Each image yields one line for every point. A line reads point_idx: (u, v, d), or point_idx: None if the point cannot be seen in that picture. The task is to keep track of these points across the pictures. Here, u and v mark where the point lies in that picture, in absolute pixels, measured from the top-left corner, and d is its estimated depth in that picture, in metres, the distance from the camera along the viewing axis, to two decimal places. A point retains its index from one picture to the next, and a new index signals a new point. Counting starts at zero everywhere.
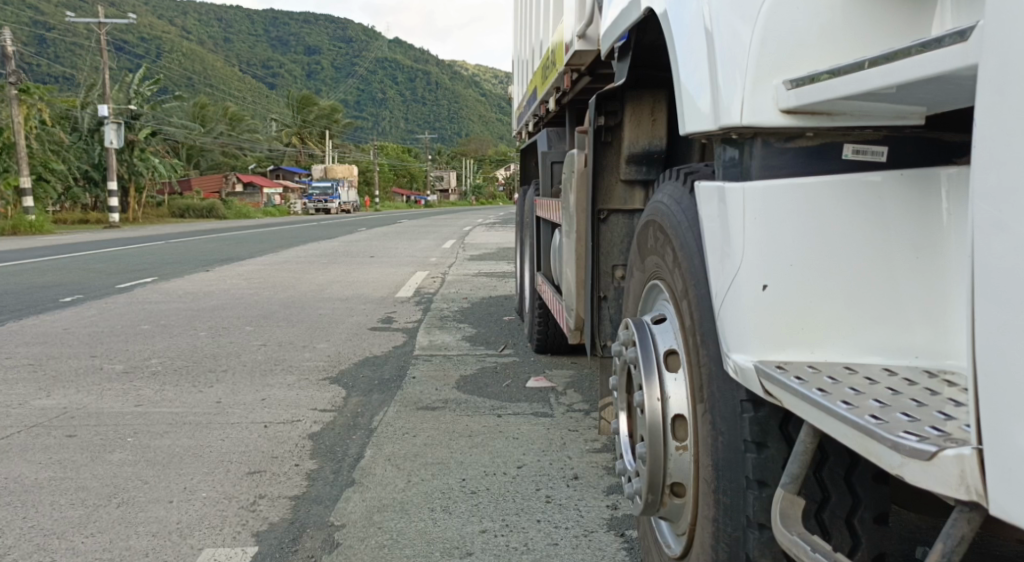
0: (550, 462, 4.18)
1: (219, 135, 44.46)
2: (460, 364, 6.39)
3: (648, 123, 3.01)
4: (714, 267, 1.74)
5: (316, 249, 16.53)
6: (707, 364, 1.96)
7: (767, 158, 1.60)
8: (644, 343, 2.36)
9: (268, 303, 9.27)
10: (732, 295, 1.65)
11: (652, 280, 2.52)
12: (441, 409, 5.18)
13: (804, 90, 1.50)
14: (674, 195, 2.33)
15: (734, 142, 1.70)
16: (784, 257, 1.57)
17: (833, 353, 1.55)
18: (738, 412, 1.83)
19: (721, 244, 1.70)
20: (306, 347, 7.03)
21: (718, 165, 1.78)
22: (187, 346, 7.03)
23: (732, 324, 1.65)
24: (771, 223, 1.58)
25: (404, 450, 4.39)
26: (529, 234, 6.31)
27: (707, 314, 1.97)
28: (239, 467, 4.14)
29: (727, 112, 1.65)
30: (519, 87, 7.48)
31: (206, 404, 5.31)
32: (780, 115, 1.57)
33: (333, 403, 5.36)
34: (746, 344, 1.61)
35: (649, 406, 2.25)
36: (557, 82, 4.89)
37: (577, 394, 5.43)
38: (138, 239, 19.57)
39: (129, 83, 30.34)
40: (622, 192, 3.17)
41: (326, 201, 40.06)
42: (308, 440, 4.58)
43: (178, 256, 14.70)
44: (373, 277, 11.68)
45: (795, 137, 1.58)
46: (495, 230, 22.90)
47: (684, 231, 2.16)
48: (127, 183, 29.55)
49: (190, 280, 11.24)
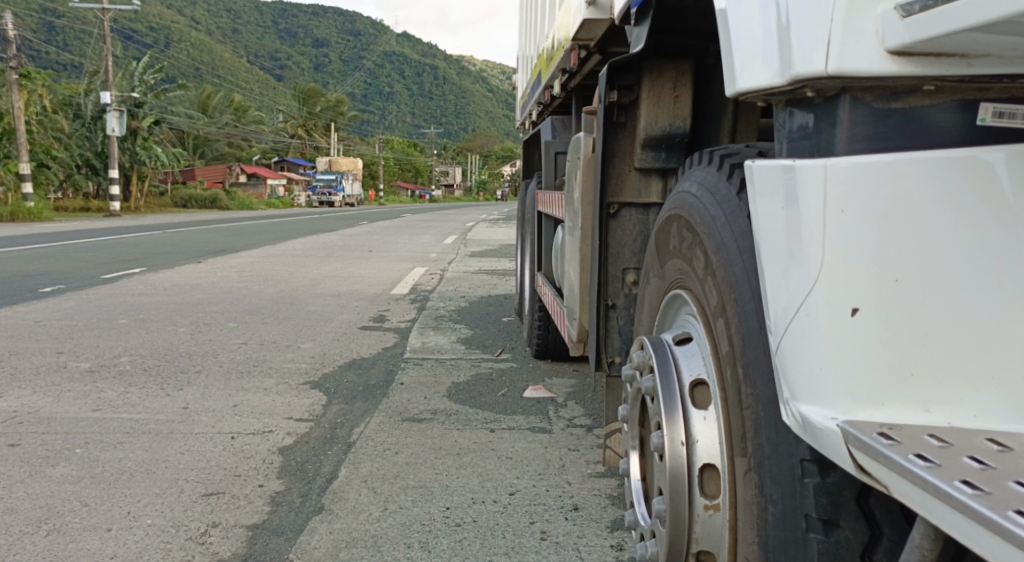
0: (546, 488, 3.69)
1: (223, 126, 44.01)
2: (453, 369, 5.90)
3: (670, 100, 2.53)
4: (771, 272, 1.24)
5: (316, 241, 16.05)
6: (753, 408, 1.48)
7: (858, 125, 1.10)
8: (664, 368, 1.87)
9: (256, 298, 8.77)
10: (802, 318, 1.15)
11: (675, 289, 2.03)
12: (428, 421, 4.69)
13: (927, 17, 0.98)
14: (707, 184, 1.83)
15: (807, 104, 1.19)
16: (887, 270, 1.07)
17: (957, 414, 1.06)
18: (796, 476, 1.38)
19: (786, 245, 1.19)
20: (289, 347, 6.53)
21: (779, 136, 1.28)
22: (162, 343, 6.53)
23: (801, 363, 1.15)
24: (868, 219, 1.07)
25: (384, 470, 3.90)
26: (530, 231, 5.82)
27: (756, 342, 1.49)
28: (195, 487, 3.65)
29: (801, 56, 1.13)
30: (523, 75, 6.99)
31: (172, 409, 4.82)
32: (884, 59, 1.05)
33: (312, 411, 4.87)
34: (823, 393, 1.11)
35: (671, 453, 1.76)
36: (564, 63, 4.41)
37: (579, 408, 4.95)
38: (133, 228, 19.04)
39: (133, 71, 29.81)
40: (636, 182, 2.65)
41: (330, 194, 39.52)
42: (277, 455, 4.09)
43: (171, 247, 14.20)
44: (369, 272, 11.20)
45: (905, 93, 1.08)
46: (500, 227, 22.41)
47: (723, 229, 1.67)
48: (128, 172, 29.00)
49: (180, 272, 10.75)
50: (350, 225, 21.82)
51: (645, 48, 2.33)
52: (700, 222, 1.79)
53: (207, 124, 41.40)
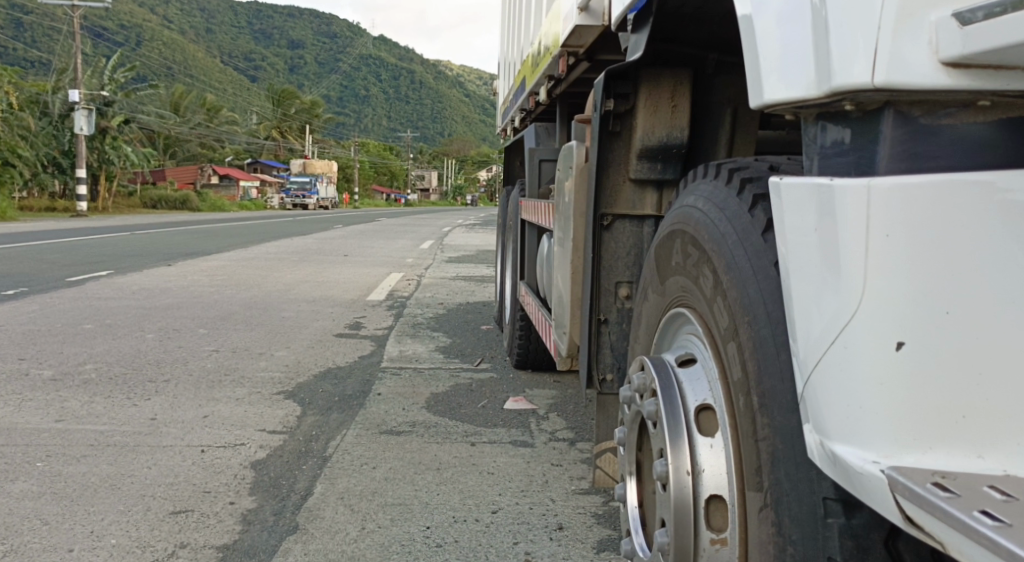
0: (530, 506, 3.58)
1: (196, 126, 43.45)
2: (431, 379, 5.77)
3: (667, 111, 2.38)
4: (802, 298, 1.14)
5: (290, 245, 15.82)
6: (770, 441, 1.38)
7: (906, 142, 1.01)
8: (667, 392, 1.77)
9: (227, 303, 8.57)
10: (839, 351, 1.05)
11: (677, 308, 1.92)
12: (406, 434, 4.56)
13: (989, 27, 0.89)
14: (715, 200, 1.73)
15: (843, 118, 1.10)
16: (939, 302, 0.98)
17: (1013, 460, 0.97)
18: (819, 516, 1.29)
19: (821, 270, 1.09)
20: (262, 354, 6.36)
21: (809, 152, 1.19)
22: (129, 350, 6.33)
23: (837, 401, 1.06)
24: (917, 246, 0.98)
25: (361, 486, 3.76)
26: (512, 239, 5.72)
27: (774, 370, 1.39)
28: (162, 504, 3.49)
29: (842, 65, 1.03)
30: (505, 81, 6.89)
31: (139, 421, 4.65)
32: (937, 71, 0.96)
33: (285, 423, 4.72)
34: (864, 434, 1.02)
35: (677, 483, 1.65)
36: (550, 69, 4.31)
37: (561, 420, 4.84)
38: (101, 228, 18.65)
39: (102, 68, 29.29)
40: (630, 193, 2.52)
41: (304, 197, 39.14)
42: (249, 470, 3.94)
43: (140, 249, 13.90)
44: (345, 277, 11.02)
45: (957, 108, 1.00)
46: (475, 232, 22.27)
47: (736, 249, 1.57)
48: (97, 172, 28.47)
49: (148, 275, 10.50)
50: (324, 229, 21.56)
51: (644, 56, 2.22)
52: (709, 238, 1.69)
53: (178, 124, 40.86)
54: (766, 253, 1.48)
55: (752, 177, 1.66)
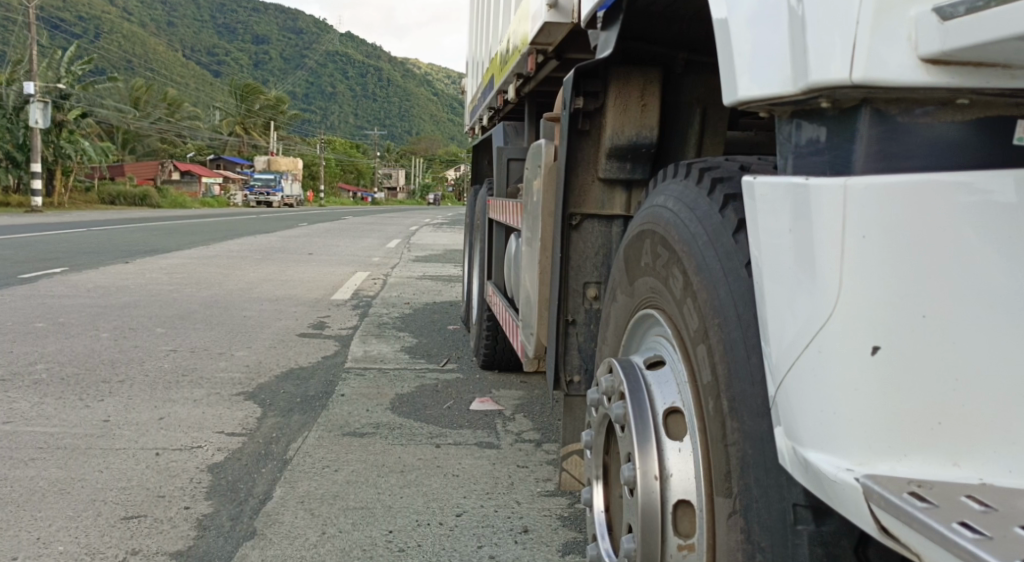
0: (495, 509, 3.54)
1: (157, 122, 42.73)
2: (396, 380, 5.70)
3: (636, 109, 2.35)
4: (775, 299, 1.11)
5: (253, 243, 15.59)
6: (739, 445, 1.35)
7: (884, 141, 0.98)
8: (636, 395, 1.74)
9: (187, 302, 8.41)
10: (811, 354, 1.03)
11: (646, 310, 1.89)
12: (370, 436, 4.49)
13: (968, 22, 0.86)
14: (685, 199, 1.71)
15: (818, 115, 1.07)
16: (914, 306, 0.95)
17: (989, 467, 0.95)
18: (788, 522, 1.26)
19: (794, 272, 1.06)
20: (222, 355, 6.24)
21: (783, 151, 1.16)
22: (83, 350, 6.17)
23: (809, 406, 1.03)
24: (892, 248, 0.95)
25: (322, 490, 3.69)
26: (479, 239, 5.67)
27: (744, 373, 1.36)
28: (114, 509, 3.40)
29: (820, 61, 1.00)
30: (473, 79, 6.84)
31: (92, 423, 4.52)
32: (916, 68, 0.93)
33: (245, 424, 4.63)
34: (836, 440, 0.99)
35: (644, 487, 1.62)
36: (519, 68, 4.28)
37: (527, 421, 4.81)
38: (56, 225, 18.23)
39: (60, 60, 28.67)
40: (599, 193, 2.48)
41: (269, 194, 38.65)
42: (206, 473, 3.85)
43: (98, 246, 13.61)
44: (309, 276, 10.89)
45: (934, 106, 0.97)
46: (442, 231, 22.18)
47: (707, 249, 1.54)
48: (53, 166, 27.81)
49: (105, 273, 10.28)
50: (289, 227, 21.31)
51: (613, 54, 2.18)
52: (679, 238, 1.67)
53: (139, 119, 40.14)
54: (737, 254, 1.46)
55: (723, 176, 1.64)
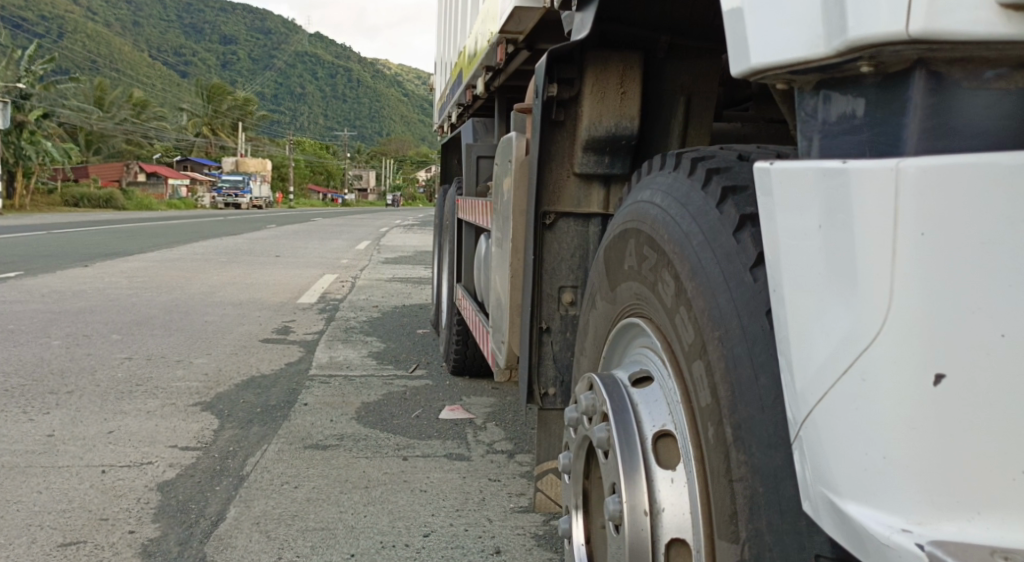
0: (464, 528, 3.31)
1: (121, 123, 41.90)
2: (363, 387, 5.45)
3: (615, 97, 2.13)
4: (798, 310, 0.91)
5: (218, 245, 15.21)
6: (748, 481, 1.14)
7: (944, 113, 0.77)
8: (620, 415, 1.52)
9: (146, 307, 8.08)
10: (852, 382, 0.82)
11: (630, 319, 1.67)
12: (333, 448, 4.24)
13: None
14: (675, 194, 1.50)
15: (855, 85, 0.86)
16: (992, 329, 0.74)
17: None
18: None
19: (825, 279, 0.85)
20: (180, 362, 5.95)
21: (806, 131, 0.95)
22: (30, 359, 5.84)
23: (849, 449, 0.83)
24: (960, 250, 0.74)
25: (279, 510, 3.44)
26: (447, 240, 5.44)
27: (751, 397, 1.16)
28: (50, 536, 3.13)
29: (862, 11, 0.78)
30: (441, 77, 6.63)
31: (35, 438, 4.23)
32: (991, 16, 0.72)
33: (201, 437, 4.36)
34: (886, 493, 0.80)
35: (634, 523, 1.40)
36: (488, 60, 4.06)
37: (499, 431, 4.59)
38: (14, 227, 17.69)
39: (19, 59, 27.96)
40: (575, 189, 2.26)
41: (236, 195, 38.02)
42: (155, 493, 3.58)
43: (56, 248, 13.19)
44: (275, 279, 10.59)
45: (1008, 68, 0.76)
46: (412, 232, 21.92)
47: (703, 253, 1.33)
48: (13, 168, 27.10)
49: (61, 276, 9.89)
50: (256, 228, 20.92)
51: (589, 36, 1.96)
52: (669, 238, 1.45)
53: (101, 119, 39.29)
54: (739, 256, 1.25)
55: (720, 167, 1.43)
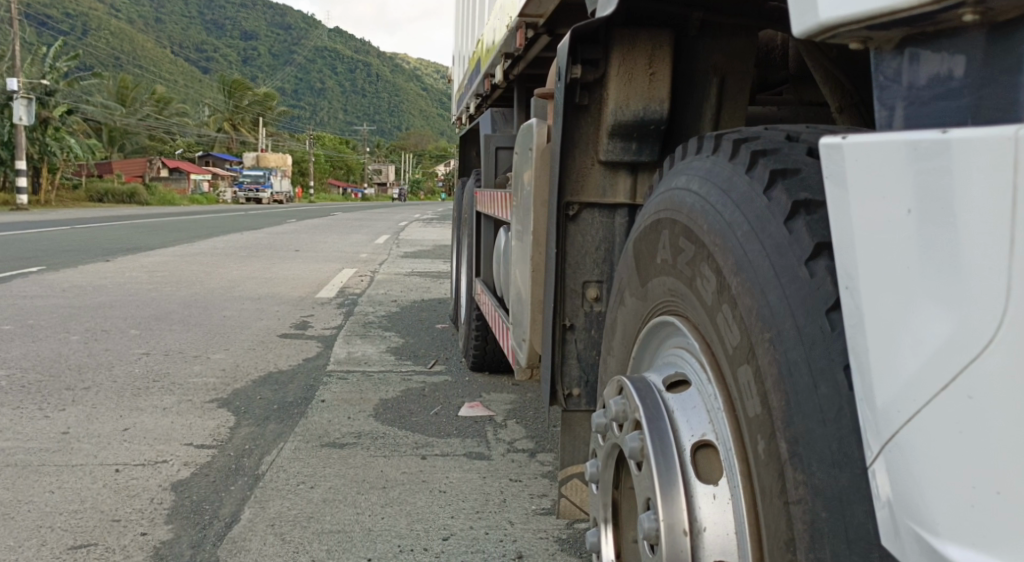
0: (484, 532, 3.18)
1: (145, 118, 42.14)
2: (381, 384, 5.34)
3: (643, 78, 1.96)
4: (880, 313, 0.76)
5: (238, 240, 15.16)
6: (808, 503, 1.00)
7: None
8: (655, 423, 1.38)
9: (164, 301, 8.01)
10: (955, 399, 0.68)
11: (665, 317, 1.53)
12: (350, 447, 4.13)
13: None
14: (715, 178, 1.36)
15: (953, 40, 0.71)
16: None
17: None
18: None
19: (918, 277, 0.71)
20: (197, 358, 5.86)
21: (886, 97, 0.80)
22: (48, 355, 5.77)
23: (950, 479, 0.69)
24: None
25: (295, 511, 3.33)
26: (466, 233, 5.30)
27: (809, 408, 1.02)
28: (61, 538, 3.04)
29: None
30: (458, 67, 6.47)
31: (49, 436, 4.14)
32: None
33: (216, 435, 4.26)
34: (1002, 533, 0.65)
35: (672, 543, 1.26)
36: (506, 47, 3.91)
37: (520, 429, 4.46)
38: (38, 222, 17.75)
39: (43, 56, 28.08)
40: (600, 177, 2.11)
41: (257, 190, 38.06)
42: (169, 493, 3.48)
43: (78, 243, 13.19)
44: (294, 273, 10.52)
45: None
46: (431, 226, 21.85)
47: (749, 245, 1.19)
48: (38, 164, 27.24)
49: (81, 271, 9.86)
50: (276, 223, 20.91)
51: (616, 12, 1.81)
52: (708, 228, 1.31)
53: (125, 115, 39.50)
54: (793, 248, 1.11)
55: (766, 149, 1.29)
